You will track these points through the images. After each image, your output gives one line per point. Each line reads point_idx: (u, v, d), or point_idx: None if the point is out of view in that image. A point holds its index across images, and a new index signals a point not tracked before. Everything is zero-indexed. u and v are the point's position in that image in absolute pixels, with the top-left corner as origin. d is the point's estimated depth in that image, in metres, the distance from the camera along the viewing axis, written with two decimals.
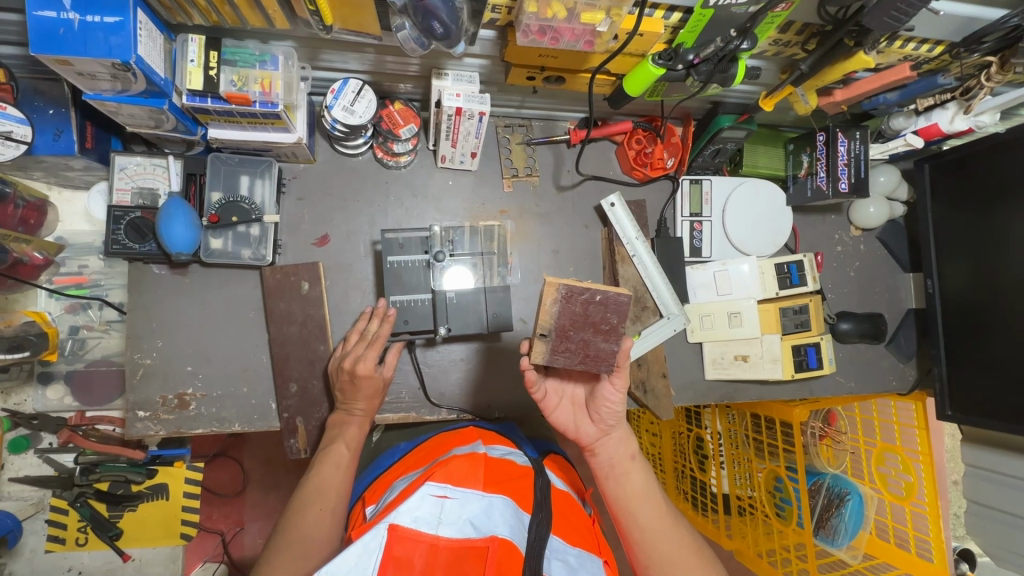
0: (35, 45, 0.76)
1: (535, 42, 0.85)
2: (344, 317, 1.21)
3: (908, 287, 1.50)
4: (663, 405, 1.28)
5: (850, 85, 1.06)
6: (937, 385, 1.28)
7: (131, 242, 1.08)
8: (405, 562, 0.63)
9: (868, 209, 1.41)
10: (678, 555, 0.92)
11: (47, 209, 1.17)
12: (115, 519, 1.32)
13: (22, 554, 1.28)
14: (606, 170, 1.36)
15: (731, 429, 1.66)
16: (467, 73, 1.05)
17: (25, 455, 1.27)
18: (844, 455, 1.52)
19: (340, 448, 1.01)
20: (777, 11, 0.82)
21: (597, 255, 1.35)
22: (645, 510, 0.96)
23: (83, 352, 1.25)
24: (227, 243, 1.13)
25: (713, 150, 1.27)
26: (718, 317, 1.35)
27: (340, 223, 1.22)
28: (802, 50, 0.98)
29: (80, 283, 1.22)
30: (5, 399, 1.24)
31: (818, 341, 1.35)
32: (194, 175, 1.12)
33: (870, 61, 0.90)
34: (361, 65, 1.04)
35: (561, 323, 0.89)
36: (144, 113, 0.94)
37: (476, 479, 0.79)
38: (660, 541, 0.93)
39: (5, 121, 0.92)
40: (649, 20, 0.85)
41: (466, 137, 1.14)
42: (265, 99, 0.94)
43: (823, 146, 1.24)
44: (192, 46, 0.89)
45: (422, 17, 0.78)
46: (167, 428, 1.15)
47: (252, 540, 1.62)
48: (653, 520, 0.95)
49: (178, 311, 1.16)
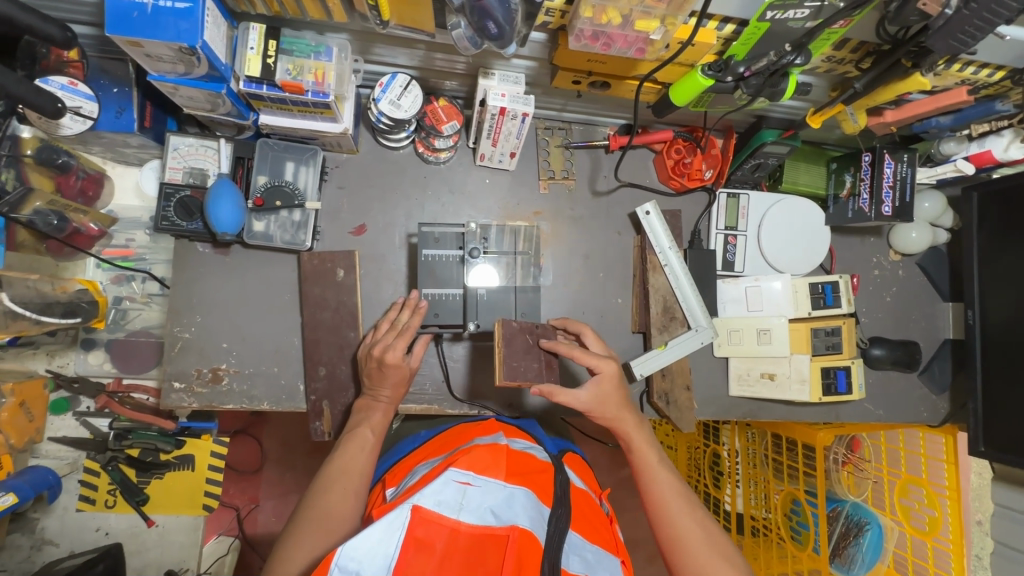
0: (111, 26, 0.80)
1: (587, 47, 0.85)
2: (375, 305, 1.24)
3: (946, 316, 1.46)
4: (685, 417, 1.28)
5: (902, 107, 1.03)
6: (971, 419, 1.24)
7: (180, 219, 1.12)
8: (427, 543, 0.65)
9: (910, 234, 1.38)
10: (705, 532, 0.91)
11: (104, 181, 1.21)
12: (142, 484, 1.36)
13: (55, 511, 1.33)
14: (643, 177, 1.36)
15: (750, 448, 1.65)
16: (514, 73, 1.06)
17: (64, 417, 1.32)
18: (866, 484, 1.48)
19: (365, 432, 1.03)
20: (834, 28, 0.81)
21: (628, 263, 1.35)
22: (660, 483, 0.97)
23: (125, 322, 1.32)
24: (269, 227, 1.16)
25: (753, 164, 1.26)
26: (746, 333, 1.32)
27: (378, 214, 1.25)
28: (856, 68, 0.96)
29: (126, 256, 1.29)
30: (49, 362, 1.29)
31: (849, 364, 1.32)
32: (243, 158, 1.15)
33: (927, 81, 0.89)
34: (410, 60, 1.07)
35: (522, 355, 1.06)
36: (203, 96, 0.97)
37: (498, 469, 0.79)
38: (680, 518, 0.92)
39: (76, 97, 0.96)
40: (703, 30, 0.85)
41: (507, 136, 1.15)
42: (318, 89, 0.96)
43: (867, 166, 1.21)
44: (253, 34, 0.92)
45: (478, 16, 0.80)
46: (199, 401, 1.18)
47: (265, 517, 1.66)
48: (671, 495, 0.95)
49: (217, 289, 1.19)
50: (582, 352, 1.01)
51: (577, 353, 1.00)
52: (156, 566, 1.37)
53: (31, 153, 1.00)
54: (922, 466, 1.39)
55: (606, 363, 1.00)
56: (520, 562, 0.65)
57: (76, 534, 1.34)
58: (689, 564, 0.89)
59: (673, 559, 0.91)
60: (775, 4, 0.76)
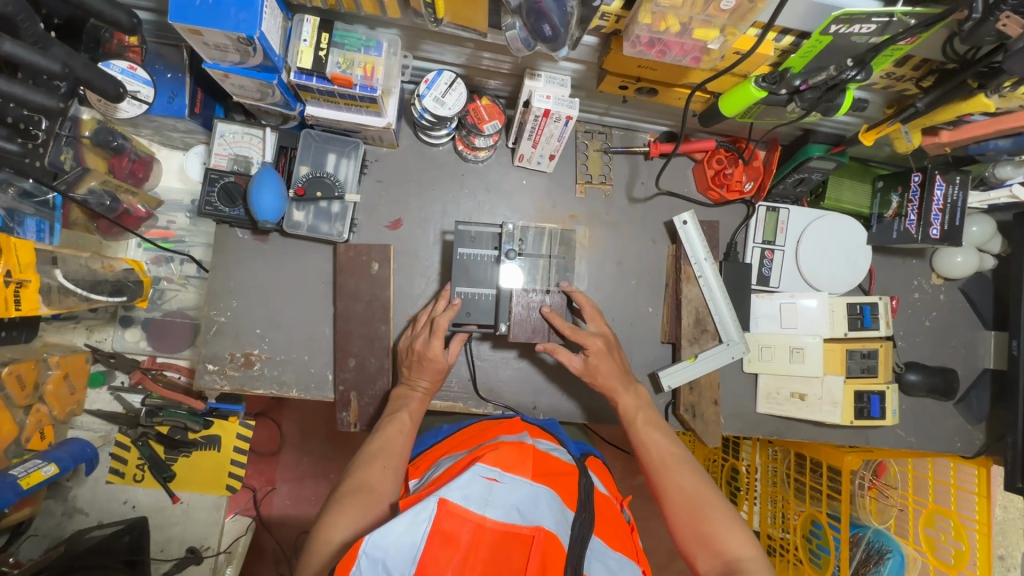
0: (174, 14, 0.81)
1: (642, 54, 0.84)
2: (406, 300, 1.24)
3: (987, 345, 1.41)
4: (710, 431, 1.26)
5: (960, 127, 1.00)
6: (1010, 454, 1.20)
7: (222, 206, 1.13)
8: (452, 537, 0.64)
9: (955, 259, 1.34)
10: (698, 489, 0.95)
11: (152, 164, 1.24)
12: (170, 462, 1.39)
13: (86, 481, 1.37)
14: (682, 186, 1.35)
15: (770, 465, 1.60)
16: (560, 76, 1.05)
17: (100, 391, 1.36)
18: (890, 512, 1.44)
19: (403, 416, 1.04)
20: (899, 45, 0.79)
21: (661, 272, 1.33)
22: (661, 449, 1.03)
23: (162, 302, 1.36)
24: (308, 217, 1.18)
25: (797, 178, 1.22)
26: (779, 350, 1.30)
27: (414, 209, 1.25)
28: (915, 86, 0.94)
29: (166, 237, 1.32)
30: (88, 336, 1.33)
31: (883, 389, 1.29)
32: (286, 148, 1.17)
33: (990, 104, 0.85)
34: (457, 58, 1.07)
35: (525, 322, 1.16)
36: (254, 85, 0.98)
37: (525, 467, 0.78)
38: (674, 474, 0.98)
39: (134, 82, 0.98)
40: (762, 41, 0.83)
41: (548, 139, 1.14)
42: (366, 83, 0.97)
43: (916, 187, 1.18)
44: (306, 26, 0.93)
45: (534, 18, 0.79)
46: (231, 384, 1.20)
47: (281, 500, 1.68)
48: (669, 455, 1.01)
49: (255, 275, 1.21)
50: (574, 331, 1.11)
51: (569, 330, 1.11)
52: (179, 542, 1.41)
53: (88, 135, 1.02)
54: (950, 497, 1.35)
55: (594, 344, 1.10)
56: (544, 565, 0.65)
57: (105, 504, 1.37)
58: (687, 519, 0.92)
59: (674, 514, 0.94)
60: (841, 19, 0.74)
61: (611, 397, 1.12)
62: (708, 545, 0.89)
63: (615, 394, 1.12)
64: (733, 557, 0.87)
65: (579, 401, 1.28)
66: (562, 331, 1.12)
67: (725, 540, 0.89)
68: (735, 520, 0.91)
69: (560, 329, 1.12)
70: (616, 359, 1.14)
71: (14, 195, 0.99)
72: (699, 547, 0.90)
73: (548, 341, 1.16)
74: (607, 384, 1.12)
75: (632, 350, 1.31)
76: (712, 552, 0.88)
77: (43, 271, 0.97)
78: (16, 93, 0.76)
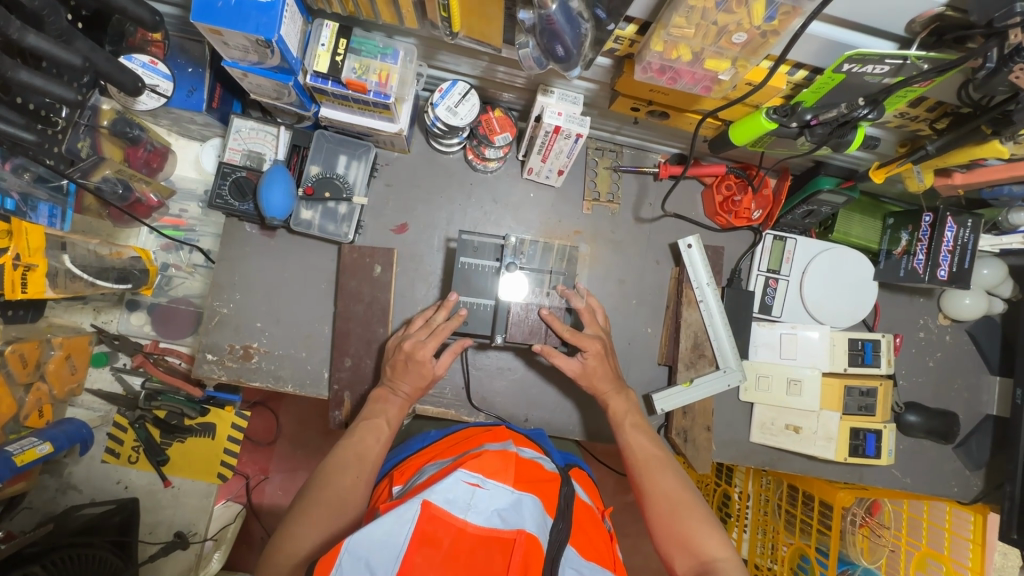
0: (196, 14, 0.83)
1: (653, 79, 0.84)
2: (406, 304, 1.25)
3: (991, 390, 1.39)
4: (701, 458, 1.25)
5: (973, 171, 0.97)
6: (1007, 503, 1.17)
7: (232, 199, 1.15)
8: (434, 539, 0.64)
9: (963, 300, 1.31)
10: (680, 492, 0.94)
11: (168, 155, 1.27)
12: (164, 445, 1.42)
13: (82, 459, 1.40)
14: (689, 210, 1.35)
15: (763, 494, 1.58)
16: (573, 93, 1.06)
17: (102, 371, 1.38)
18: (881, 551, 1.39)
19: (381, 423, 1.03)
20: (913, 86, 0.78)
21: (662, 293, 1.33)
22: (646, 449, 1.03)
23: (169, 288, 1.39)
24: (316, 216, 1.19)
25: (805, 210, 1.22)
26: (776, 381, 1.29)
27: (421, 214, 1.27)
28: (929, 127, 0.93)
29: (177, 225, 1.35)
30: (94, 318, 1.36)
31: (880, 429, 1.27)
32: (299, 146, 1.19)
33: (1004, 150, 0.83)
34: (472, 70, 1.08)
35: (523, 333, 1.16)
36: (271, 85, 1.00)
37: (509, 474, 0.76)
38: (658, 475, 0.97)
39: (153, 76, 1.01)
40: (758, 70, 0.83)
41: (557, 154, 1.15)
42: (380, 89, 0.98)
43: (927, 227, 1.16)
44: (325, 30, 0.95)
45: (548, 39, 0.80)
46: (229, 374, 1.21)
47: (273, 489, 1.65)
48: (653, 457, 1.01)
49: (259, 269, 1.23)
50: (573, 334, 1.11)
51: (569, 334, 1.11)
52: (167, 526, 1.43)
53: (105, 124, 1.06)
54: (945, 542, 1.33)
55: (593, 342, 1.10)
56: (525, 567, 0.64)
57: (99, 483, 1.40)
58: (667, 518, 0.91)
59: (655, 515, 0.94)
60: (854, 58, 0.73)
61: (602, 399, 1.13)
62: (686, 545, 0.89)
63: (606, 396, 1.12)
64: (709, 559, 0.86)
65: (571, 416, 1.29)
66: (561, 335, 1.12)
67: (703, 542, 0.88)
68: (713, 524, 0.90)
69: (559, 332, 1.12)
70: (610, 364, 1.14)
71: (30, 180, 1.04)
72: (677, 548, 0.89)
73: (545, 343, 1.17)
74: (600, 387, 1.12)
75: (629, 369, 1.31)
76: (689, 553, 0.88)
77: (51, 255, 1.00)
78: (36, 85, 0.77)
